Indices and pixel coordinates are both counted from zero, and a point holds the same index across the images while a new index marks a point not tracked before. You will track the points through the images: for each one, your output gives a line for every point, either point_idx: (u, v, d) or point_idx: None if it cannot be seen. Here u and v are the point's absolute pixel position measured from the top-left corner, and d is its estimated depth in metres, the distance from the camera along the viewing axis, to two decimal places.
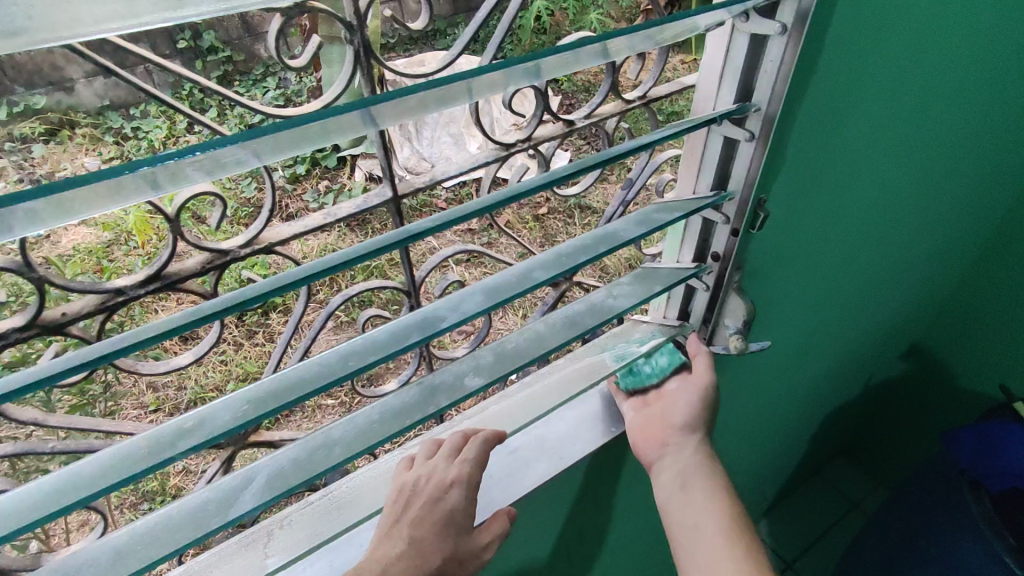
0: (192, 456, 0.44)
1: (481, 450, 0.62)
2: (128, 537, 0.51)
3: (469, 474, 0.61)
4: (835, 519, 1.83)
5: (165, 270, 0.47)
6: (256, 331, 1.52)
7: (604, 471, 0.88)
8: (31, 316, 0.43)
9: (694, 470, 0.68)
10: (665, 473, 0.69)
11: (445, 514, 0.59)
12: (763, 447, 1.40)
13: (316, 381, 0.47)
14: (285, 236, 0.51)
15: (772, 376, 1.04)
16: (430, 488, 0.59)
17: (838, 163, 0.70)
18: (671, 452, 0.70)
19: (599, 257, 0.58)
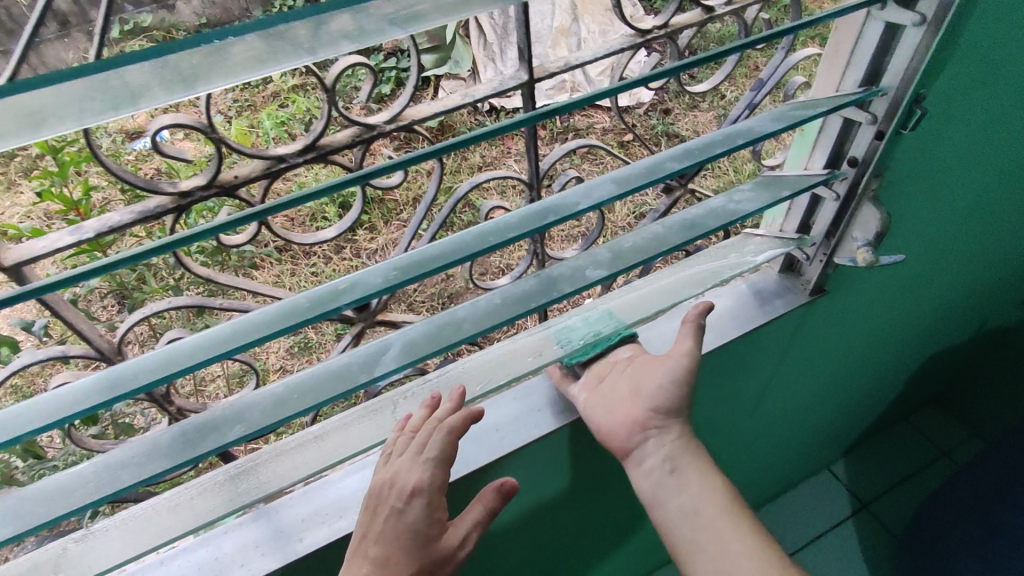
0: (352, 310, 0.48)
1: (451, 442, 0.61)
2: (285, 387, 0.56)
3: (432, 476, 0.60)
4: (912, 470, 1.78)
5: (320, 141, 0.50)
6: (344, 247, 1.59)
7: (690, 381, 0.90)
8: (211, 176, 0.47)
9: (682, 456, 0.68)
10: (647, 463, 0.68)
11: (409, 526, 0.59)
12: (852, 383, 1.36)
13: (461, 251, 0.50)
14: (428, 114, 0.52)
15: (869, 310, 1.01)
16: (393, 498, 0.60)
17: (1005, 73, 0.64)
18: (654, 437, 0.69)
19: (736, 149, 0.56)
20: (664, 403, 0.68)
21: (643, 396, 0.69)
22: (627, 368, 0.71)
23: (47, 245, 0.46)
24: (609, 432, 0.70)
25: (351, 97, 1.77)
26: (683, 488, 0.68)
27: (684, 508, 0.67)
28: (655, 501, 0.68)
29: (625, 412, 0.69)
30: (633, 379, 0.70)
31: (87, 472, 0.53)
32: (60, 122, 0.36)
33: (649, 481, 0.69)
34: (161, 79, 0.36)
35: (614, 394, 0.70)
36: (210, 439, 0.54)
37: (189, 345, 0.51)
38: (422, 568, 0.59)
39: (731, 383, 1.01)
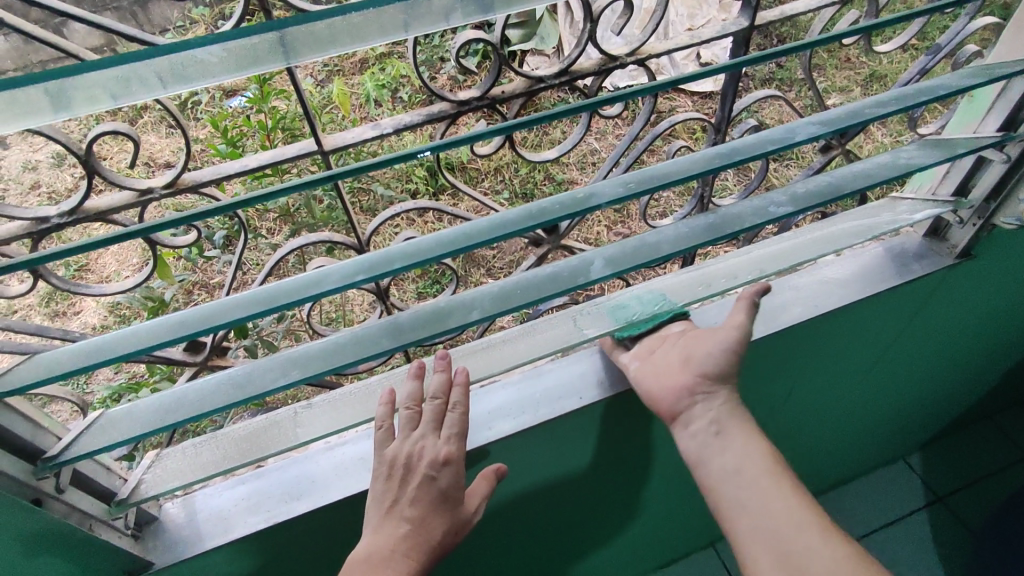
0: (608, 208, 0.55)
1: (465, 418, 0.67)
2: (504, 286, 0.63)
3: (458, 449, 0.66)
4: (986, 471, 1.77)
5: (573, 66, 0.57)
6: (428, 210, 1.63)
7: (807, 340, 0.94)
8: (487, 88, 0.54)
9: (729, 418, 0.67)
10: (695, 425, 0.67)
11: (440, 493, 0.64)
12: (949, 372, 1.37)
13: (689, 171, 0.57)
14: (663, 51, 0.59)
15: (980, 293, 1.03)
16: (425, 467, 0.64)
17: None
18: (702, 402, 0.67)
19: (939, 98, 0.61)
20: (715, 368, 0.67)
21: (694, 362, 0.68)
22: (678, 342, 0.71)
23: (352, 137, 0.53)
24: (658, 396, 0.70)
25: (438, 67, 1.83)
26: (724, 449, 0.65)
27: (726, 467, 0.65)
28: (700, 460, 0.66)
29: (673, 378, 0.68)
30: (685, 348, 0.70)
31: (334, 344, 0.59)
32: (394, 31, 0.49)
33: (694, 441, 0.67)
34: (472, 5, 0.50)
35: (661, 361, 0.71)
36: (452, 319, 0.60)
37: (433, 240, 0.55)
38: (447, 530, 0.65)
39: (834, 355, 1.04)
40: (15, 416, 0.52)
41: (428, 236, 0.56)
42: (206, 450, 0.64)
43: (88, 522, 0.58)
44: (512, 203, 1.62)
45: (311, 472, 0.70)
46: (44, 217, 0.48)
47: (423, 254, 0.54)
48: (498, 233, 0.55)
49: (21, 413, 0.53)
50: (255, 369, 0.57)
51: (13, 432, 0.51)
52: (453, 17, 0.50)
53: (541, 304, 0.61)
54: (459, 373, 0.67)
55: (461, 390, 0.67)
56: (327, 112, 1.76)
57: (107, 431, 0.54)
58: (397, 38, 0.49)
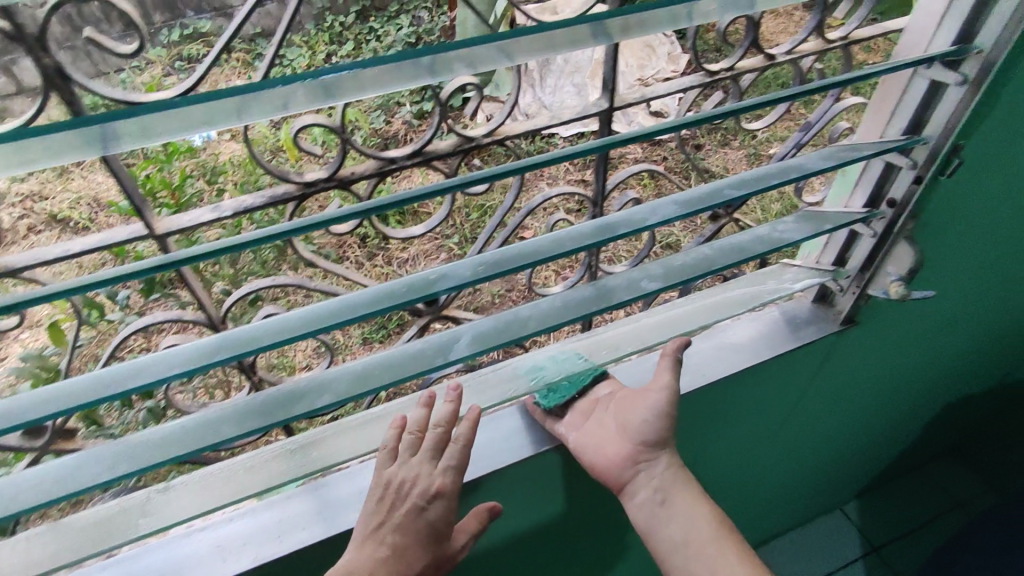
0: (453, 293, 0.54)
1: (467, 452, 0.67)
2: (365, 365, 0.61)
3: (453, 481, 0.65)
4: (936, 511, 1.80)
5: (426, 148, 0.56)
6: (376, 254, 1.60)
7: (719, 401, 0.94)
8: (332, 170, 0.54)
9: (671, 487, 0.71)
10: (640, 495, 0.72)
11: (427, 524, 0.64)
12: (877, 421, 1.40)
13: (541, 253, 0.56)
14: (519, 132, 0.59)
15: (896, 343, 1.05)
16: (418, 497, 0.64)
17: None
18: (644, 470, 0.72)
19: (792, 181, 0.62)
20: (651, 436, 0.71)
21: (632, 431, 0.72)
22: (614, 406, 0.75)
23: (187, 218, 0.52)
24: (601, 467, 0.73)
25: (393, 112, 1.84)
26: (669, 519, 0.71)
27: (674, 538, 0.71)
28: (649, 529, 0.72)
29: (614, 449, 0.72)
30: (618, 415, 0.74)
31: (178, 429, 0.57)
32: (210, 124, 0.48)
33: (641, 512, 0.72)
34: (311, 94, 0.50)
35: (601, 429, 0.74)
36: (299, 405, 0.58)
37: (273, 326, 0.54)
38: (430, 562, 0.65)
39: (758, 409, 1.05)
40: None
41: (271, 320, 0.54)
42: (45, 542, 0.60)
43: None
44: (462, 248, 1.61)
45: (173, 558, 0.66)
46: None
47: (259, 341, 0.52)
48: (344, 316, 0.53)
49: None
50: (83, 461, 0.55)
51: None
52: (293, 105, 0.50)
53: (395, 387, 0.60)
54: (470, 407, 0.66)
55: (469, 423, 0.67)
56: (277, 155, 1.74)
57: None
58: (230, 125, 0.49)
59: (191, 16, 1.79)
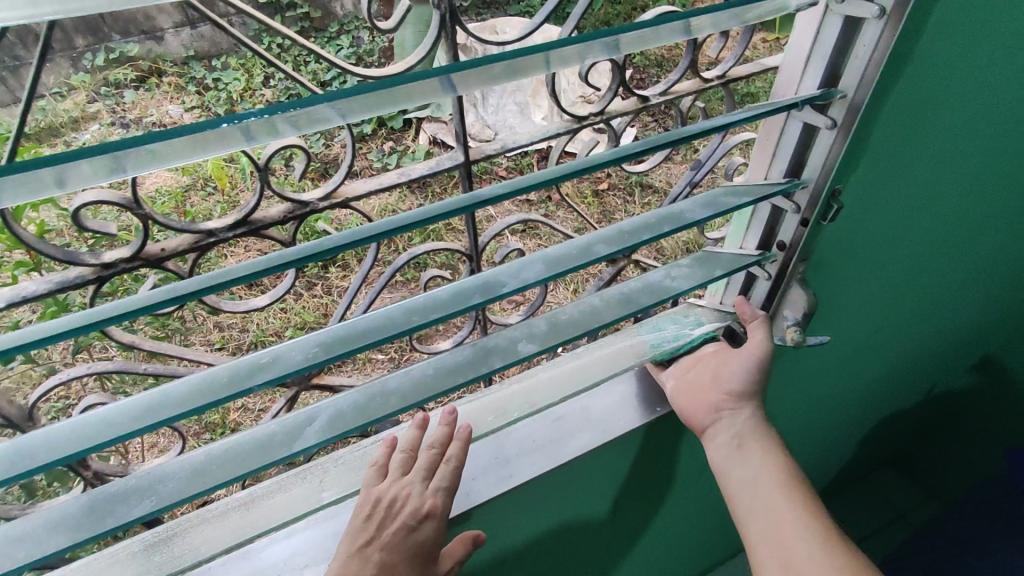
0: (264, 391, 0.48)
1: (459, 475, 0.64)
2: (203, 457, 0.55)
3: (445, 503, 0.62)
4: None
5: (252, 216, 0.51)
6: (315, 283, 1.51)
7: (665, 443, 0.87)
8: (136, 249, 0.48)
9: (752, 433, 0.67)
10: (720, 437, 0.68)
11: (417, 545, 0.60)
12: (840, 442, 1.34)
13: (385, 330, 0.50)
14: (360, 192, 0.53)
15: (840, 358, 1.01)
16: (407, 514, 0.60)
17: (932, 139, 0.67)
18: (726, 417, 0.68)
19: (663, 236, 0.58)
20: (738, 385, 0.68)
21: (721, 380, 0.69)
22: (713, 362, 0.71)
23: None
24: (688, 413, 0.70)
25: (333, 135, 1.76)
26: (744, 463, 0.66)
27: (744, 480, 0.66)
28: (720, 471, 0.68)
29: (700, 398, 0.69)
30: (712, 369, 0.70)
31: None
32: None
33: (716, 453, 0.68)
34: (87, 171, 0.40)
35: (697, 383, 0.70)
36: (115, 514, 0.52)
37: (71, 431, 0.48)
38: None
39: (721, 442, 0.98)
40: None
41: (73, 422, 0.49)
42: None
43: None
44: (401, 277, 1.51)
45: None
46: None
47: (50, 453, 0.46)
48: (154, 419, 0.47)
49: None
50: None
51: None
52: (66, 182, 0.40)
53: (228, 487, 0.53)
54: (461, 428, 0.64)
55: (460, 444, 0.64)
56: (211, 184, 1.65)
57: None
58: None
59: (114, 41, 1.69)
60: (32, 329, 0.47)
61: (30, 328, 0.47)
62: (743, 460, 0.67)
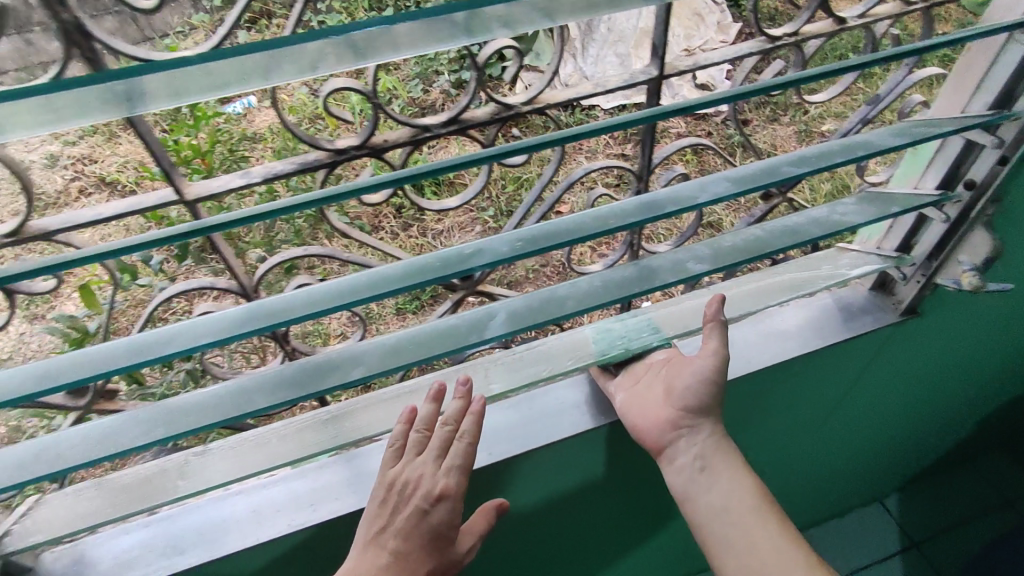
0: (485, 271, 0.52)
1: (474, 450, 0.64)
2: (397, 339, 0.59)
3: (458, 482, 0.62)
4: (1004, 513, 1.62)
5: (462, 115, 0.54)
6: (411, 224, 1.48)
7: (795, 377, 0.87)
8: (365, 137, 0.52)
9: (713, 456, 0.67)
10: (681, 460, 0.67)
11: (432, 528, 0.61)
12: (907, 424, 1.31)
13: (580, 228, 0.54)
14: (560, 100, 0.56)
15: (891, 359, 0.96)
16: (419, 499, 0.61)
17: None
18: (686, 436, 0.67)
19: (857, 160, 0.57)
20: (694, 401, 0.67)
21: (675, 396, 0.68)
22: (662, 370, 0.70)
23: (220, 185, 0.50)
24: (642, 428, 0.69)
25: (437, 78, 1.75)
26: (710, 488, 0.67)
27: (713, 506, 0.67)
28: (687, 496, 0.68)
29: (657, 413, 0.68)
30: (666, 379, 0.69)
31: (210, 398, 0.57)
32: (242, 83, 0.39)
33: (680, 477, 0.68)
34: (334, 52, 0.39)
35: (648, 392, 0.70)
36: (331, 377, 0.57)
37: (301, 296, 0.54)
38: (435, 568, 0.62)
39: (777, 406, 0.98)
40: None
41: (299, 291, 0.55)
42: (87, 499, 0.63)
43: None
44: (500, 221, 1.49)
45: (218, 517, 0.68)
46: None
47: (290, 311, 0.53)
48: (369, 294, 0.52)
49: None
50: (118, 425, 0.55)
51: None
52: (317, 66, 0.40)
53: (429, 364, 0.58)
54: (476, 401, 0.63)
55: (474, 419, 0.64)
56: None
57: None
58: (242, 90, 0.39)
59: None
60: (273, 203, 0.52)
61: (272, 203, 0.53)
62: (709, 484, 0.67)
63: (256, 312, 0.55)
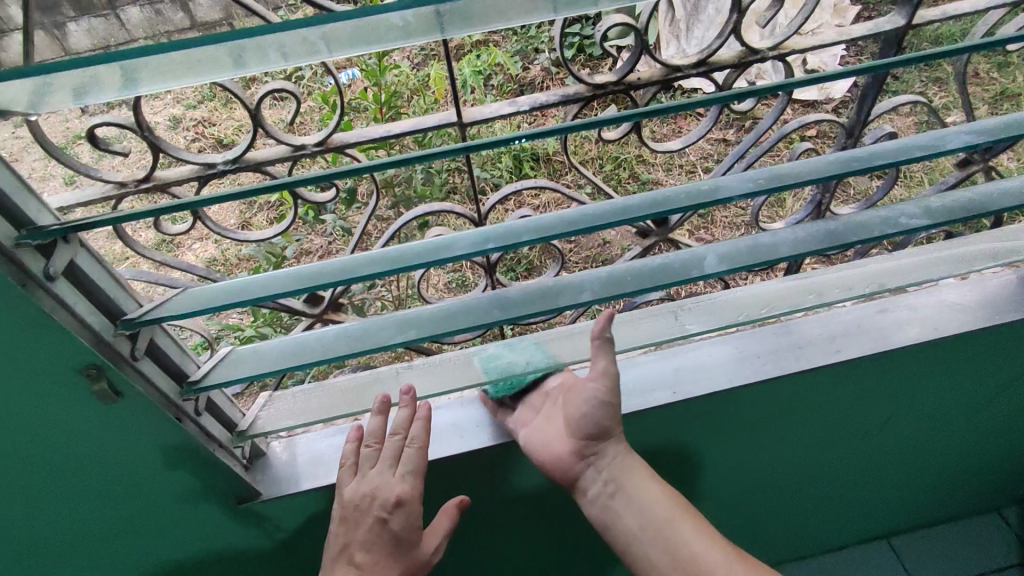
0: (737, 202, 0.55)
1: (424, 455, 0.65)
2: (617, 269, 0.64)
3: (413, 488, 0.64)
4: None
5: (710, 57, 0.56)
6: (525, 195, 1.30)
7: (977, 357, 0.85)
8: (622, 73, 0.55)
9: (624, 475, 0.66)
10: (592, 490, 0.67)
11: (392, 535, 0.63)
12: None
13: (814, 172, 0.57)
14: (806, 46, 0.57)
15: None
16: (376, 510, 0.63)
17: None
18: (592, 464, 0.67)
19: None
20: (593, 427, 0.66)
21: (575, 425, 0.67)
22: (560, 397, 0.69)
23: (490, 112, 0.55)
24: (551, 463, 0.69)
25: None
26: (629, 505, 0.65)
27: (632, 527, 0.65)
28: (607, 524, 0.66)
29: (561, 446, 0.67)
30: (565, 407, 0.68)
31: (449, 309, 0.61)
32: (543, 11, 0.49)
33: (595, 506, 0.67)
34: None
35: (550, 424, 0.69)
36: (563, 298, 0.61)
37: (548, 219, 0.54)
38: (403, 571, 0.64)
39: (921, 396, 0.89)
40: (82, 250, 0.45)
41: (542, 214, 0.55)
42: (313, 398, 0.69)
43: (160, 394, 0.54)
44: None
45: None
46: (129, 123, 0.49)
47: (545, 230, 0.54)
48: (621, 217, 0.55)
49: (95, 257, 0.47)
50: (368, 328, 0.60)
51: (98, 285, 0.46)
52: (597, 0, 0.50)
53: (652, 293, 0.62)
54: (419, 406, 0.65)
55: (421, 426, 0.66)
56: None
57: (234, 366, 0.58)
58: (541, 17, 0.49)
59: None
60: (526, 131, 0.56)
61: (524, 131, 0.56)
62: (628, 502, 0.66)
63: (498, 234, 0.53)
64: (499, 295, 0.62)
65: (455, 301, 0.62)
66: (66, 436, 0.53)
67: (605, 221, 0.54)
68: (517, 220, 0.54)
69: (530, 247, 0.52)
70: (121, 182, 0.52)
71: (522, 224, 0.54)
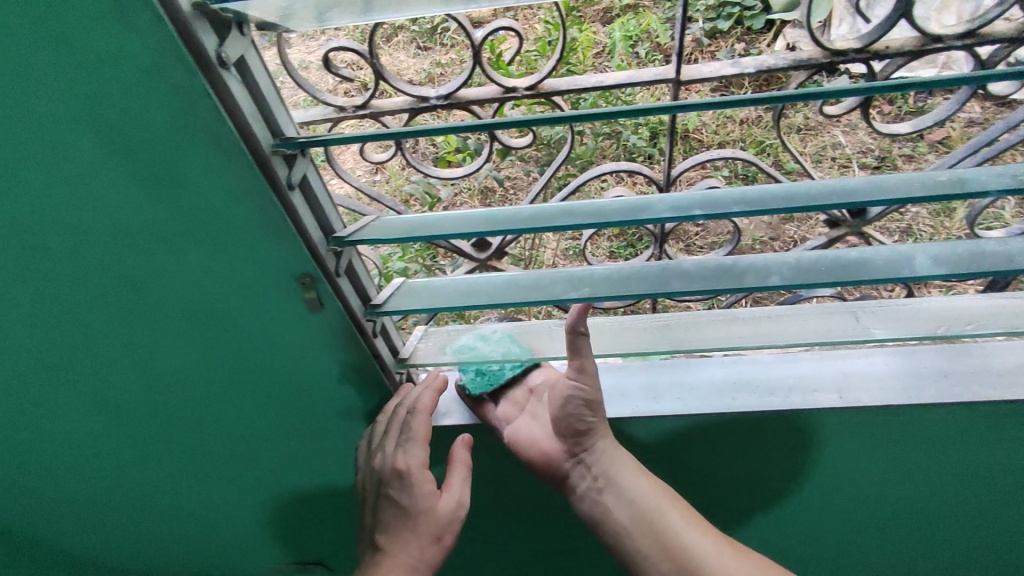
0: (989, 198, 0.49)
1: (426, 421, 0.67)
2: (813, 257, 0.59)
3: (411, 454, 0.66)
4: None
5: (982, 31, 0.49)
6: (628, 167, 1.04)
7: None
8: (868, 41, 0.50)
9: (610, 466, 0.67)
10: (581, 485, 0.68)
11: (403, 505, 0.65)
12: None
13: None
14: None
15: None
16: (385, 481, 0.66)
17: None
18: (581, 461, 0.68)
19: None
20: (568, 423, 0.67)
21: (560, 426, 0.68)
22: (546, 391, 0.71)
23: (707, 72, 0.53)
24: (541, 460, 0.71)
25: None
26: (617, 499, 0.66)
27: (620, 521, 0.66)
28: (595, 516, 0.67)
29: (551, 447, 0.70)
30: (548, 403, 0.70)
31: (624, 273, 0.60)
32: None
33: (585, 502, 0.68)
34: None
35: (535, 421, 0.71)
36: (750, 279, 0.58)
37: (757, 192, 0.51)
38: (422, 541, 0.64)
39: None
40: (312, 168, 0.48)
41: (749, 187, 0.52)
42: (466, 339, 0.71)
43: (348, 312, 0.57)
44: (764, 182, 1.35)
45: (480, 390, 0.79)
46: (363, 51, 0.51)
47: (754, 204, 0.50)
48: (841, 198, 0.50)
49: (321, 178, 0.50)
50: (543, 279, 0.61)
51: (320, 200, 0.50)
52: None
53: (855, 287, 0.57)
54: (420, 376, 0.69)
55: (426, 393, 0.68)
56: None
57: (414, 297, 0.60)
58: None
59: None
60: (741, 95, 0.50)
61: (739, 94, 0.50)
62: (614, 493, 0.66)
63: (706, 200, 0.51)
64: (676, 267, 0.60)
65: (631, 266, 0.60)
66: (263, 338, 0.59)
67: (825, 201, 0.50)
68: (723, 191, 0.51)
69: (739, 219, 0.49)
70: (340, 107, 0.55)
71: (725, 194, 0.51)
